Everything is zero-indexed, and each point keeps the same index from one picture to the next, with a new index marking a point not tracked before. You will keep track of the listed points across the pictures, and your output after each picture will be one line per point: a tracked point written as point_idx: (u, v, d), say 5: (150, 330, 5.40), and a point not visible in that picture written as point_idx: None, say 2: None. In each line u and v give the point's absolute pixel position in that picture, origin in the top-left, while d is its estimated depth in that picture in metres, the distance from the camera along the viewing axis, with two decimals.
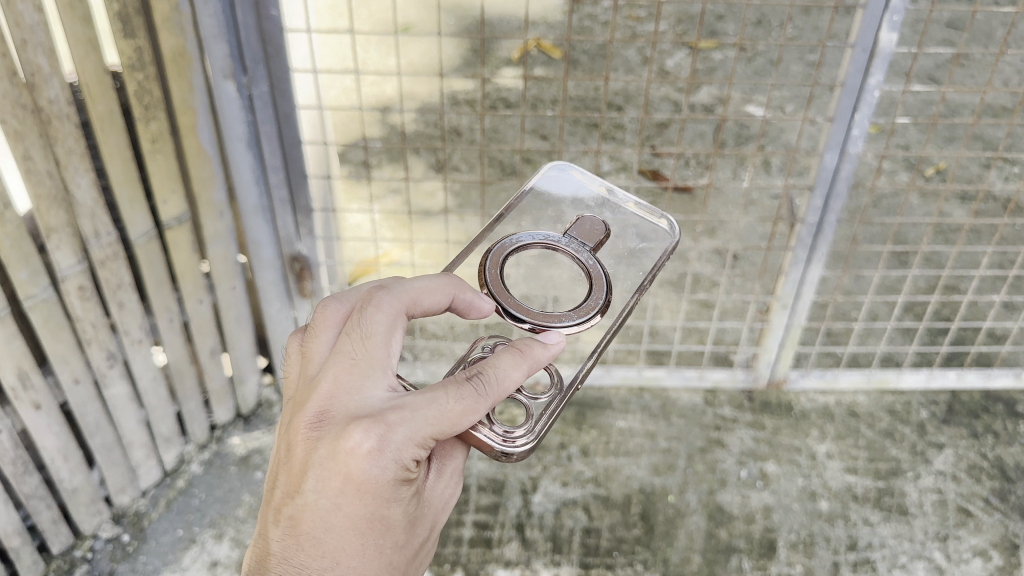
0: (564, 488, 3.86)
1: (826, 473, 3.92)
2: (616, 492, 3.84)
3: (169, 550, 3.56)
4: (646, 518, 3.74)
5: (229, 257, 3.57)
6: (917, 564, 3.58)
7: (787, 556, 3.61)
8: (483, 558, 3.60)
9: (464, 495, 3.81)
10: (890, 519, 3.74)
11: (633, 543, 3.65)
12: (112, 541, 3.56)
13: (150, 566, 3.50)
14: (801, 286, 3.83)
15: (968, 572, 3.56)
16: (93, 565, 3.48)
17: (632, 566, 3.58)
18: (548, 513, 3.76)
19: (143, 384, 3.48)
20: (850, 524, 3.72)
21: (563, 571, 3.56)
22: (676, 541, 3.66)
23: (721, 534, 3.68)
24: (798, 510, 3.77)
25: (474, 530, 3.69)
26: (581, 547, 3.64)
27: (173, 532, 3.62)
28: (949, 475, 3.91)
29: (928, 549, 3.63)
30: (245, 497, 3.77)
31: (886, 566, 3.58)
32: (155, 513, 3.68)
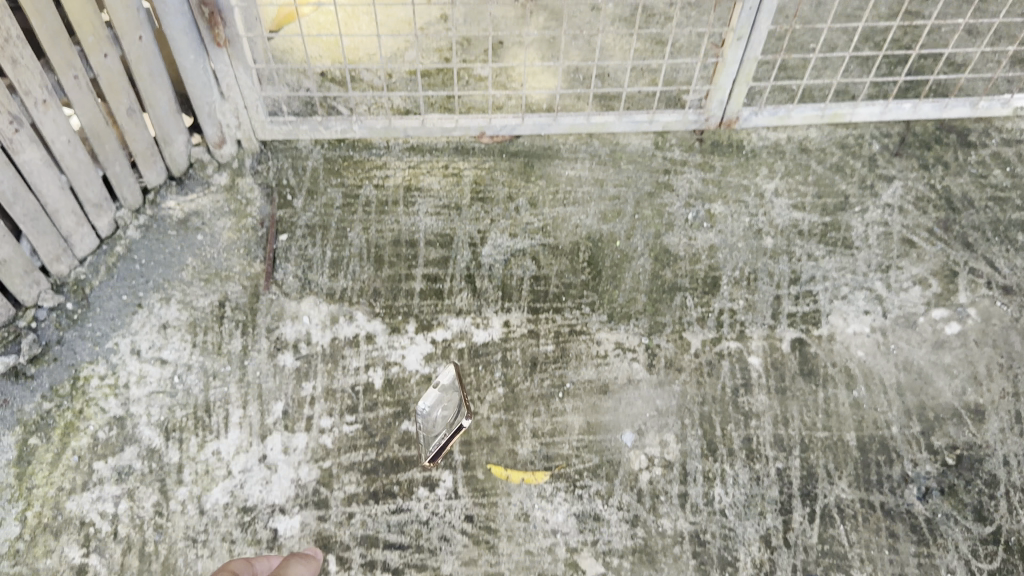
0: (512, 240, 3.84)
1: (773, 211, 3.89)
2: (563, 241, 3.83)
3: (116, 317, 3.56)
4: (593, 264, 3.77)
5: (129, 3, 3.21)
6: (858, 295, 3.70)
7: (730, 292, 3.70)
8: (436, 309, 3.69)
9: (412, 251, 3.81)
10: (834, 253, 3.79)
11: (581, 288, 3.73)
12: (55, 309, 3.54)
13: (98, 333, 3.52)
14: (757, 15, 3.56)
15: (907, 301, 3.69)
16: (40, 334, 3.49)
17: (580, 309, 3.69)
18: (497, 265, 3.78)
19: (58, 149, 3.24)
20: (794, 259, 3.77)
21: (513, 318, 3.68)
22: (622, 284, 3.73)
23: (666, 275, 3.74)
24: (743, 248, 3.80)
25: (425, 283, 3.74)
26: (530, 294, 3.72)
27: (117, 298, 3.60)
28: (897, 207, 3.90)
29: (869, 280, 3.73)
30: (190, 260, 3.71)
31: (828, 298, 3.69)
32: (96, 280, 3.62)
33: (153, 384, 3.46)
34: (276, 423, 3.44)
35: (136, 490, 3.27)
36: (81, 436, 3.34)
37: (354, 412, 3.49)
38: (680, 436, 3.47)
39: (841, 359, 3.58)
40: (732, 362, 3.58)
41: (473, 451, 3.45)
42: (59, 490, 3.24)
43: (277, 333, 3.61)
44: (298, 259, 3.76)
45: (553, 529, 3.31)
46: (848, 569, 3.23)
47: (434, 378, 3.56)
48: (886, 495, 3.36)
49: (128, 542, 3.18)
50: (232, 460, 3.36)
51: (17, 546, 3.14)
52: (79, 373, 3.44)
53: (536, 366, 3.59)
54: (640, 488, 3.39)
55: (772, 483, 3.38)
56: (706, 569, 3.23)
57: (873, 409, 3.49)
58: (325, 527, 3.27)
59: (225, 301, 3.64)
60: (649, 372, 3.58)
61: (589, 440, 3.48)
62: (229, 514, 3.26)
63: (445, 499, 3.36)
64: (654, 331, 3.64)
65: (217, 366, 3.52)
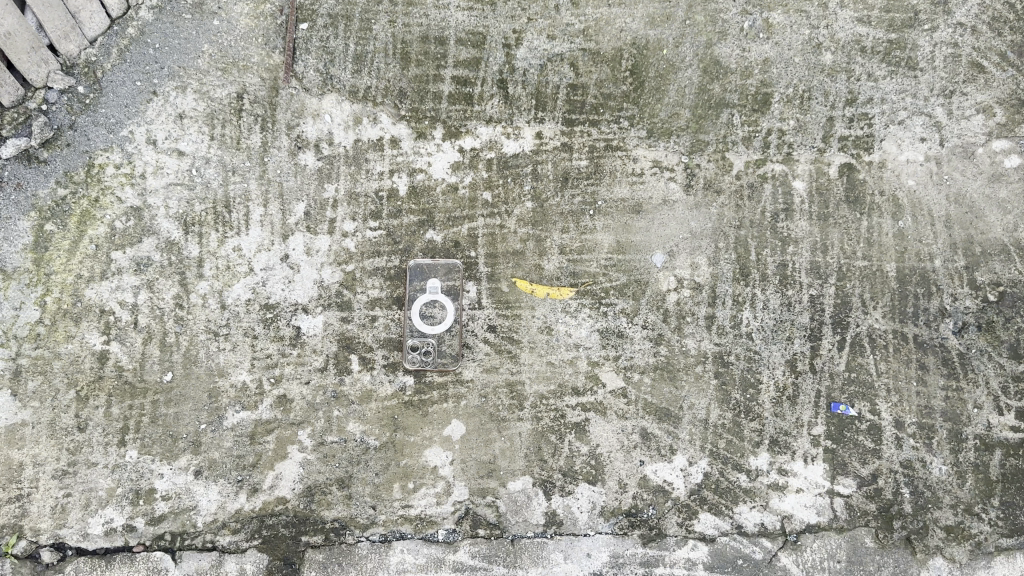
0: (550, 43, 3.31)
1: (836, 25, 3.33)
2: (606, 48, 3.33)
3: (131, 103, 3.18)
4: (636, 74, 3.34)
5: None
6: (916, 122, 3.36)
7: (781, 112, 3.37)
8: (464, 116, 3.36)
9: (441, 48, 3.31)
10: (895, 74, 3.35)
11: (621, 100, 3.36)
12: (66, 93, 3.16)
13: (113, 120, 3.18)
14: None
15: (967, 130, 3.35)
16: (51, 118, 3.14)
17: (618, 123, 3.37)
18: (533, 71, 3.34)
19: None
20: (852, 79, 3.35)
21: (546, 130, 3.38)
22: (666, 97, 3.36)
23: (714, 89, 3.35)
24: (799, 64, 3.34)
25: (454, 87, 3.34)
26: (566, 104, 3.36)
27: (131, 85, 3.18)
28: (970, 26, 3.33)
29: (930, 106, 3.36)
30: (206, 48, 3.23)
31: (884, 122, 3.37)
32: (108, 64, 3.18)
33: (171, 176, 3.22)
34: (298, 224, 3.29)
35: (156, 282, 3.21)
36: (98, 225, 3.18)
37: (377, 218, 3.34)
38: (713, 260, 3.36)
39: (890, 188, 3.37)
40: (776, 185, 3.38)
41: (498, 264, 3.36)
42: (77, 278, 3.16)
43: (298, 131, 3.31)
44: (319, 52, 3.30)
45: (576, 344, 3.34)
46: (873, 398, 3.31)
47: (459, 188, 3.36)
48: (921, 327, 3.33)
49: (149, 332, 3.21)
50: (254, 257, 3.26)
51: (38, 330, 3.14)
52: (94, 161, 3.17)
53: (568, 182, 3.38)
54: (666, 309, 3.36)
55: (803, 309, 3.34)
56: (727, 390, 3.33)
57: (919, 241, 3.34)
58: (349, 329, 3.30)
59: (243, 94, 3.27)
60: (686, 194, 3.38)
61: (619, 260, 3.36)
62: (252, 310, 3.26)
63: (468, 309, 3.34)
64: (695, 150, 3.38)
65: (236, 162, 3.27)
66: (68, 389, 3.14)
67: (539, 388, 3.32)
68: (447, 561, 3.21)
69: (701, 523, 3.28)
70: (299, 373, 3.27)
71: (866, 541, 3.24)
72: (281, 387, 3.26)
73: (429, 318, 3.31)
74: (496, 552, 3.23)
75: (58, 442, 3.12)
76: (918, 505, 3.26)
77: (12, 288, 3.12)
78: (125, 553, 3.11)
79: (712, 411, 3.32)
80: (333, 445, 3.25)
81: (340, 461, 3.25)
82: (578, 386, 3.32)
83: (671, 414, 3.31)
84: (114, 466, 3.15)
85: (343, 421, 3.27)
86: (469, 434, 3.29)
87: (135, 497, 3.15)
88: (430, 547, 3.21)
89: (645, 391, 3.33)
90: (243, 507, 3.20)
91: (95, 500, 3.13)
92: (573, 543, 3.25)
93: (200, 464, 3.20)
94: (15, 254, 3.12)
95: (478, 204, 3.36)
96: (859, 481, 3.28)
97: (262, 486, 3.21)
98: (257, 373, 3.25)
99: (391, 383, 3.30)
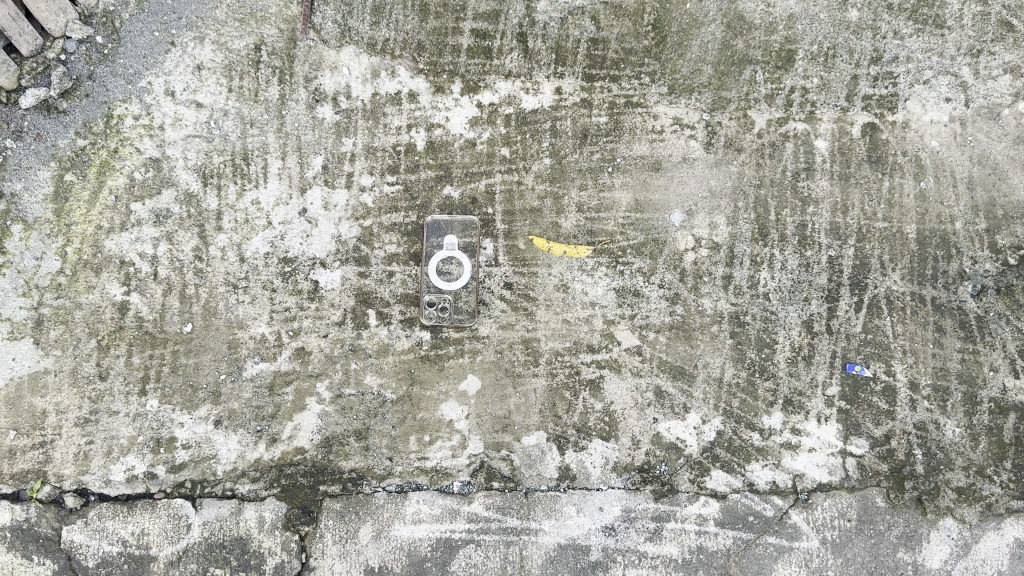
0: None
1: None
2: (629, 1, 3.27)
3: (149, 54, 3.16)
4: (659, 29, 3.30)
5: None
6: (942, 82, 3.31)
7: (805, 69, 3.32)
8: (483, 70, 3.33)
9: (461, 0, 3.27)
10: (923, 32, 3.29)
11: (642, 55, 3.32)
12: (84, 43, 3.13)
13: (131, 71, 3.16)
14: None
15: (993, 91, 3.30)
16: (69, 68, 3.12)
17: (639, 79, 3.34)
18: (553, 24, 3.29)
19: None
20: (878, 37, 3.29)
21: (566, 85, 3.35)
22: (688, 53, 3.32)
23: (737, 45, 3.30)
24: (824, 21, 3.28)
25: (473, 40, 3.30)
26: (586, 59, 3.33)
27: (148, 35, 3.16)
28: None
29: (956, 65, 3.30)
30: None
31: (909, 81, 3.32)
32: (126, 14, 3.15)
33: (190, 128, 3.22)
34: (316, 177, 3.29)
35: (175, 234, 3.23)
36: (117, 176, 3.19)
37: (395, 173, 3.33)
38: (731, 220, 3.35)
39: (913, 148, 3.33)
40: (798, 144, 3.35)
41: (515, 222, 3.35)
42: (98, 229, 3.18)
43: (316, 84, 3.29)
44: (338, 3, 3.26)
45: (592, 302, 3.35)
46: (889, 359, 3.32)
47: (478, 144, 3.35)
48: (939, 290, 3.32)
49: (169, 283, 3.23)
50: (272, 211, 3.27)
51: (59, 280, 3.16)
52: (113, 111, 3.16)
53: (587, 138, 3.36)
54: (683, 268, 3.35)
55: (822, 270, 3.33)
56: (743, 349, 3.34)
57: (940, 203, 3.31)
58: (366, 283, 3.32)
59: (261, 45, 3.24)
60: (706, 151, 3.35)
61: (636, 218, 3.35)
62: (270, 264, 3.27)
63: (484, 266, 3.35)
64: (717, 108, 3.35)
65: (254, 114, 3.26)
66: (89, 339, 3.18)
67: (554, 345, 3.33)
68: (461, 512, 3.26)
69: (713, 480, 3.30)
70: (317, 326, 3.30)
71: (878, 501, 3.26)
72: (299, 339, 3.29)
73: (446, 274, 3.32)
74: (509, 505, 3.27)
75: (80, 390, 3.17)
76: (930, 466, 3.28)
77: (33, 238, 3.14)
78: (146, 499, 3.17)
79: (726, 370, 3.33)
80: (350, 398, 3.29)
81: (357, 414, 3.29)
82: (593, 344, 3.34)
83: (685, 373, 3.33)
84: (135, 415, 3.20)
85: (360, 375, 3.30)
86: (484, 389, 3.32)
87: (157, 445, 3.21)
88: (445, 498, 3.26)
89: (661, 349, 3.34)
90: (262, 457, 3.25)
91: (116, 448, 3.18)
92: (586, 497, 3.28)
93: (220, 414, 3.24)
94: (36, 205, 3.14)
95: (496, 160, 3.35)
96: (872, 441, 3.30)
97: (281, 437, 3.26)
98: (276, 326, 3.28)
99: (407, 338, 3.32)
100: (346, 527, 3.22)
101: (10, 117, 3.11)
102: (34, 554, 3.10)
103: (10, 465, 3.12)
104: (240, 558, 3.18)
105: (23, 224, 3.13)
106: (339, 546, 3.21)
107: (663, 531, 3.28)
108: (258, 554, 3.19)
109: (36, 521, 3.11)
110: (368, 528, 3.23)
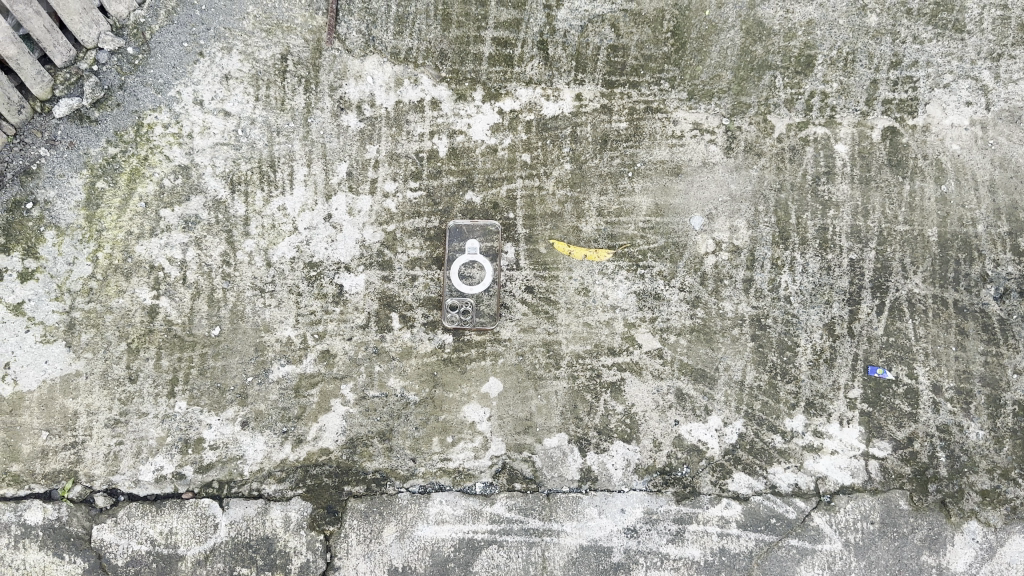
0: (592, 4, 3.32)
1: None
2: (648, 9, 3.32)
3: (178, 65, 3.24)
4: (678, 35, 3.34)
5: None
6: (962, 86, 3.32)
7: (824, 74, 3.34)
8: (505, 77, 3.38)
9: (482, 9, 3.33)
10: (942, 37, 3.30)
11: (662, 62, 3.36)
12: (116, 54, 3.21)
13: (161, 81, 3.24)
14: None
15: (1014, 95, 3.31)
16: (102, 79, 3.20)
17: (659, 85, 3.37)
18: (573, 32, 3.34)
19: None
20: (897, 41, 3.31)
21: (586, 92, 3.39)
22: (707, 59, 3.35)
23: (757, 51, 3.33)
24: (844, 26, 3.31)
25: (495, 48, 3.36)
26: (606, 66, 3.37)
27: (178, 46, 3.23)
28: None
29: (977, 69, 3.31)
30: (251, 9, 3.28)
31: (929, 85, 3.33)
32: (156, 25, 3.23)
33: (217, 136, 3.29)
34: (341, 184, 3.34)
35: (203, 240, 3.29)
36: (147, 182, 3.26)
37: (418, 179, 3.38)
38: (752, 224, 3.36)
39: (933, 152, 3.33)
40: (818, 148, 3.36)
41: (536, 226, 3.39)
42: (128, 235, 3.25)
43: (341, 92, 3.35)
44: (362, 13, 3.33)
45: (613, 305, 3.38)
46: (911, 362, 3.31)
47: (499, 150, 3.39)
48: (962, 293, 3.32)
49: (197, 287, 3.30)
50: (298, 217, 3.33)
51: (90, 284, 3.23)
52: (143, 120, 3.24)
53: (607, 144, 3.39)
54: (704, 272, 3.37)
55: (843, 274, 3.34)
56: (764, 352, 3.35)
57: (962, 206, 3.32)
58: (390, 287, 3.37)
59: (288, 55, 3.31)
60: (726, 156, 3.37)
61: (656, 222, 3.38)
62: (296, 268, 3.33)
63: (506, 270, 3.38)
64: (736, 113, 3.37)
65: (281, 122, 3.33)
66: (119, 342, 3.25)
67: (575, 348, 3.36)
68: (484, 513, 3.28)
69: (735, 483, 3.31)
70: (342, 329, 3.35)
71: (901, 503, 3.26)
72: (324, 342, 3.34)
73: (468, 278, 3.36)
74: (531, 506, 3.29)
75: (111, 392, 3.24)
76: (954, 469, 3.27)
77: (65, 244, 3.21)
78: (174, 499, 3.23)
79: (748, 372, 3.34)
80: (374, 399, 3.33)
81: (381, 415, 3.33)
82: (614, 347, 3.36)
83: (707, 375, 3.34)
84: (164, 416, 3.26)
85: (384, 377, 3.34)
86: (507, 391, 3.35)
87: (184, 446, 3.26)
88: (467, 499, 3.29)
89: (682, 352, 3.36)
90: (288, 458, 3.29)
91: (145, 448, 3.24)
92: (607, 499, 3.30)
93: (247, 416, 3.29)
94: (68, 211, 3.21)
95: (517, 165, 3.39)
96: (895, 444, 3.29)
97: (306, 438, 3.30)
98: (302, 329, 3.33)
99: (430, 341, 3.36)
100: (370, 526, 3.26)
101: (44, 126, 3.19)
102: (65, 553, 3.16)
103: (42, 466, 3.18)
104: (266, 557, 3.23)
105: (56, 230, 3.20)
106: (363, 546, 3.25)
107: (685, 533, 3.28)
108: (284, 553, 3.23)
109: (67, 520, 3.17)
110: (392, 528, 3.26)
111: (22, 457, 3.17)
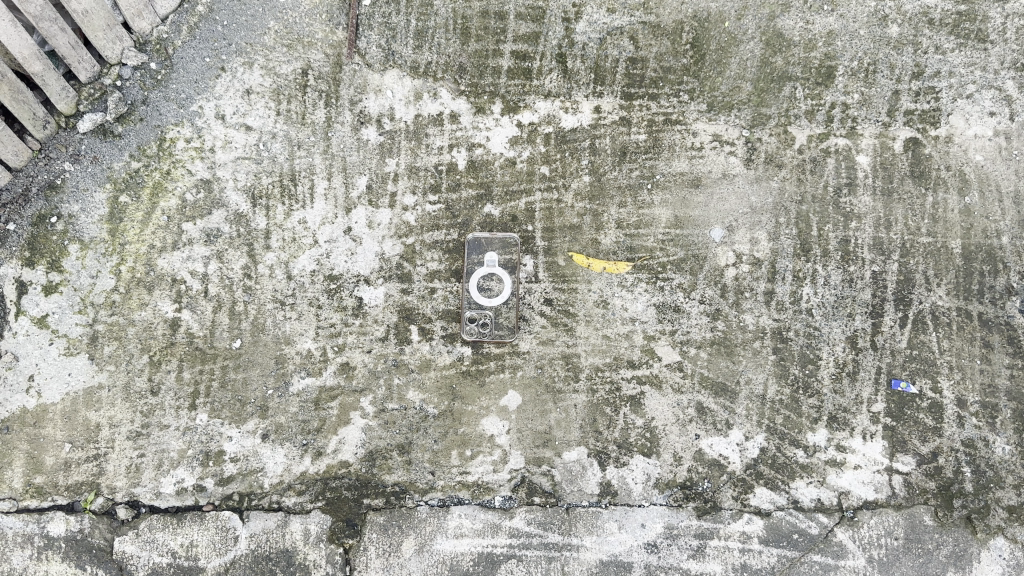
0: (610, 17, 3.33)
1: None
2: (667, 21, 3.32)
3: (200, 80, 3.27)
4: (697, 47, 3.33)
5: None
6: (985, 95, 3.29)
7: (845, 85, 3.32)
8: (523, 90, 3.38)
9: (501, 23, 3.35)
10: (965, 47, 3.28)
11: (681, 74, 3.35)
12: (139, 69, 3.24)
13: (183, 95, 3.27)
14: None
15: None
16: (125, 93, 3.24)
17: (678, 97, 3.36)
18: (591, 45, 3.35)
19: None
20: (919, 52, 3.29)
21: (605, 104, 3.38)
22: (727, 70, 3.34)
23: (777, 62, 3.32)
24: (864, 37, 3.29)
25: (513, 62, 3.37)
26: (625, 78, 3.36)
27: (200, 61, 3.27)
28: None
29: (1000, 79, 3.28)
30: (272, 24, 3.31)
31: (951, 96, 3.30)
32: (178, 41, 3.27)
33: (239, 150, 3.32)
34: (360, 197, 3.36)
35: (225, 253, 3.32)
36: (170, 197, 3.29)
37: (437, 192, 3.39)
38: (772, 235, 3.34)
39: (956, 163, 3.30)
40: (839, 160, 3.33)
41: (555, 238, 3.39)
42: (150, 248, 3.28)
43: (361, 106, 3.36)
44: (382, 27, 3.36)
45: (632, 318, 3.36)
46: (935, 375, 3.27)
47: (518, 163, 3.39)
48: (986, 305, 3.28)
49: (219, 301, 3.32)
50: (319, 230, 3.35)
51: (113, 297, 3.26)
52: (166, 134, 3.27)
53: (626, 156, 3.39)
54: (724, 284, 3.35)
55: (865, 286, 3.31)
56: (786, 365, 3.32)
57: (986, 217, 3.28)
58: (409, 300, 3.38)
59: (308, 70, 3.34)
60: (746, 168, 3.35)
61: (676, 234, 3.36)
62: (316, 281, 3.35)
63: (525, 282, 3.38)
64: (757, 124, 3.35)
65: (302, 136, 3.35)
66: (141, 354, 3.27)
67: (594, 361, 3.35)
68: (503, 527, 3.27)
69: (757, 497, 3.28)
70: (362, 342, 3.36)
71: (925, 519, 3.21)
72: (344, 355, 3.35)
73: (487, 291, 3.36)
74: (550, 520, 3.28)
75: (133, 405, 3.26)
76: (979, 485, 3.23)
77: (88, 257, 3.24)
78: (195, 512, 3.24)
79: (770, 386, 3.31)
80: (393, 412, 3.34)
81: (401, 428, 3.33)
82: (634, 360, 3.34)
83: (727, 389, 3.32)
84: (185, 429, 3.28)
85: (403, 389, 3.35)
86: (526, 405, 3.34)
87: (205, 458, 3.28)
88: (486, 513, 3.28)
89: (702, 364, 3.34)
90: (308, 470, 3.30)
91: (167, 460, 3.27)
92: (627, 514, 3.28)
93: (267, 428, 3.31)
94: (92, 225, 3.25)
95: (536, 178, 3.39)
96: (919, 458, 3.25)
97: (326, 450, 3.31)
98: (322, 341, 3.34)
99: (449, 354, 3.36)
100: (389, 540, 3.26)
101: (69, 141, 3.23)
102: (87, 564, 3.18)
103: (65, 477, 3.20)
104: (286, 570, 3.23)
105: (80, 244, 3.24)
106: (383, 559, 3.25)
107: (707, 548, 3.26)
108: (304, 566, 3.24)
109: (90, 531, 3.19)
110: (411, 542, 3.26)
111: (45, 469, 3.20)
